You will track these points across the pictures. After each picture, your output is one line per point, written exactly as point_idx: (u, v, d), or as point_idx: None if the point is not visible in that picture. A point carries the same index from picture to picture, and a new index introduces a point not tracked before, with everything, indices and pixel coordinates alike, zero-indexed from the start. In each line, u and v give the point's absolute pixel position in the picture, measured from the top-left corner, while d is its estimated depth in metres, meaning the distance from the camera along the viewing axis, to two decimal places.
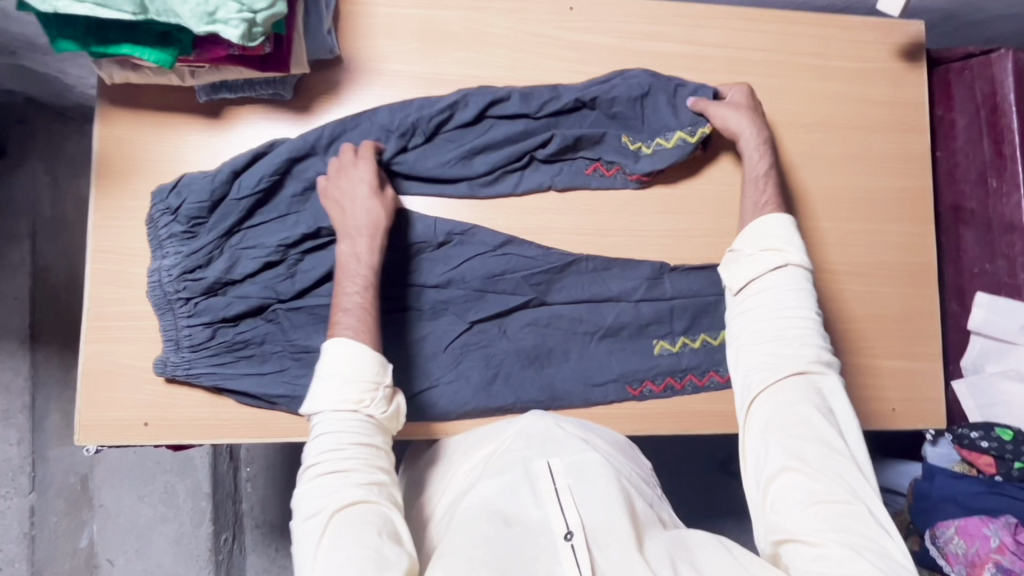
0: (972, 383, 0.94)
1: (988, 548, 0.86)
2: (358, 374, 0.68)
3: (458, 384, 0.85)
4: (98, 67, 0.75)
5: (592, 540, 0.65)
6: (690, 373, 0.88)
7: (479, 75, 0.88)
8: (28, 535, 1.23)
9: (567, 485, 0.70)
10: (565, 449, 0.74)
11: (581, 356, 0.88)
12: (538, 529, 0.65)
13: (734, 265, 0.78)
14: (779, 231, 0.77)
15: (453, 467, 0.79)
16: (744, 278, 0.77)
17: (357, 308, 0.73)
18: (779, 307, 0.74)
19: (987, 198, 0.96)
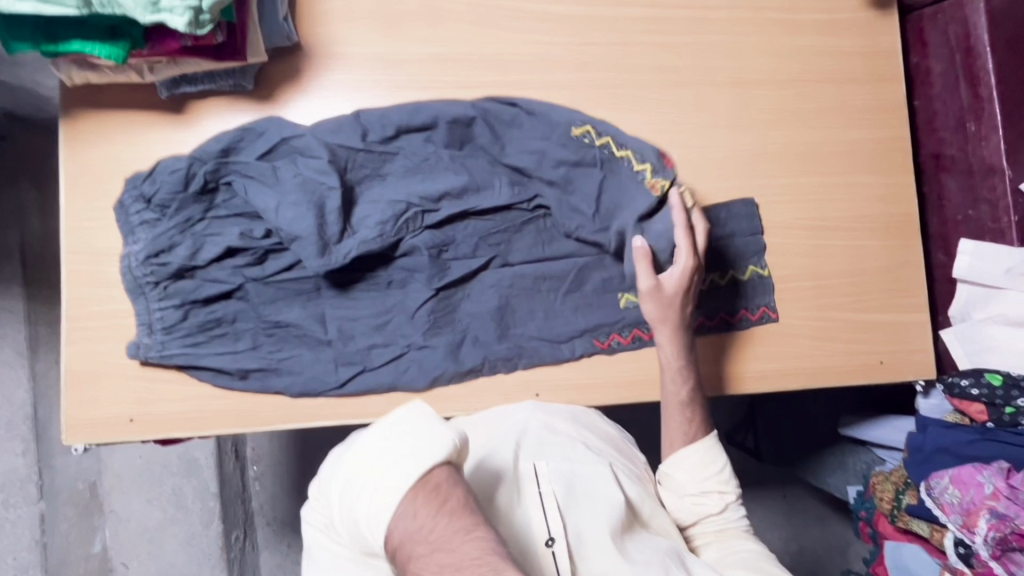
0: (960, 332, 0.94)
1: (983, 495, 0.84)
2: None
3: (428, 350, 0.84)
4: (56, 68, 0.75)
5: (574, 548, 0.65)
6: None
7: (442, 52, 0.88)
8: (38, 544, 1.29)
9: (551, 490, 0.69)
10: (551, 449, 0.74)
11: (547, 314, 0.87)
12: (519, 537, 0.65)
13: (677, 501, 0.79)
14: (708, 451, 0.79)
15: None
16: (689, 515, 0.78)
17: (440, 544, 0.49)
18: (710, 509, 0.77)
19: (966, 143, 0.94)
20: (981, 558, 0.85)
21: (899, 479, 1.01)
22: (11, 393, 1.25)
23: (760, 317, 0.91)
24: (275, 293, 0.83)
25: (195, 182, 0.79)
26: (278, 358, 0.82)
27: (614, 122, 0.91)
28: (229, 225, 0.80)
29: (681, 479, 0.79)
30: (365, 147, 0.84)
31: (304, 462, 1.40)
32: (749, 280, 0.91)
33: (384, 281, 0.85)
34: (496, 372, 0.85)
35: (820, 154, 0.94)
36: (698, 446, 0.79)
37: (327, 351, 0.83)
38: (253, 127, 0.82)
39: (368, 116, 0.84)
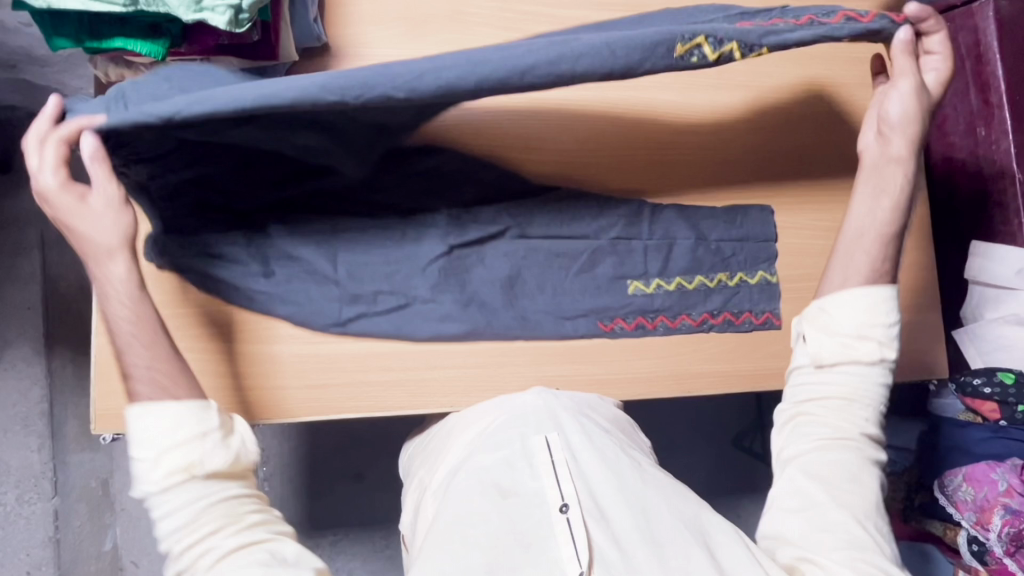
0: (971, 331, 0.95)
1: (997, 492, 0.86)
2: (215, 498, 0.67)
3: (434, 304, 0.85)
4: (93, 65, 0.78)
5: (589, 515, 0.67)
6: (662, 314, 0.88)
7: (465, 54, 0.90)
8: (53, 539, 1.30)
9: (562, 458, 0.71)
10: (565, 423, 0.76)
11: (556, 292, 0.87)
12: (532, 501, 0.68)
13: (826, 336, 0.73)
14: (882, 314, 0.73)
15: (452, 442, 0.82)
16: (832, 357, 0.73)
17: (152, 373, 0.70)
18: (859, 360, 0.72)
19: (977, 147, 0.96)
20: (994, 556, 0.87)
21: (911, 479, 1.03)
22: (27, 390, 1.27)
23: (764, 321, 0.91)
24: (288, 231, 0.82)
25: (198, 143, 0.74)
26: (282, 287, 0.82)
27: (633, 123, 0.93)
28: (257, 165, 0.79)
29: (842, 319, 0.73)
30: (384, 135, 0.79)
31: (318, 462, 1.38)
32: (756, 284, 0.91)
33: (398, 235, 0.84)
34: (497, 334, 0.86)
35: (831, 157, 0.96)
36: (878, 289, 0.74)
37: (332, 290, 0.83)
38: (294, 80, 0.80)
39: (369, 69, 0.65)
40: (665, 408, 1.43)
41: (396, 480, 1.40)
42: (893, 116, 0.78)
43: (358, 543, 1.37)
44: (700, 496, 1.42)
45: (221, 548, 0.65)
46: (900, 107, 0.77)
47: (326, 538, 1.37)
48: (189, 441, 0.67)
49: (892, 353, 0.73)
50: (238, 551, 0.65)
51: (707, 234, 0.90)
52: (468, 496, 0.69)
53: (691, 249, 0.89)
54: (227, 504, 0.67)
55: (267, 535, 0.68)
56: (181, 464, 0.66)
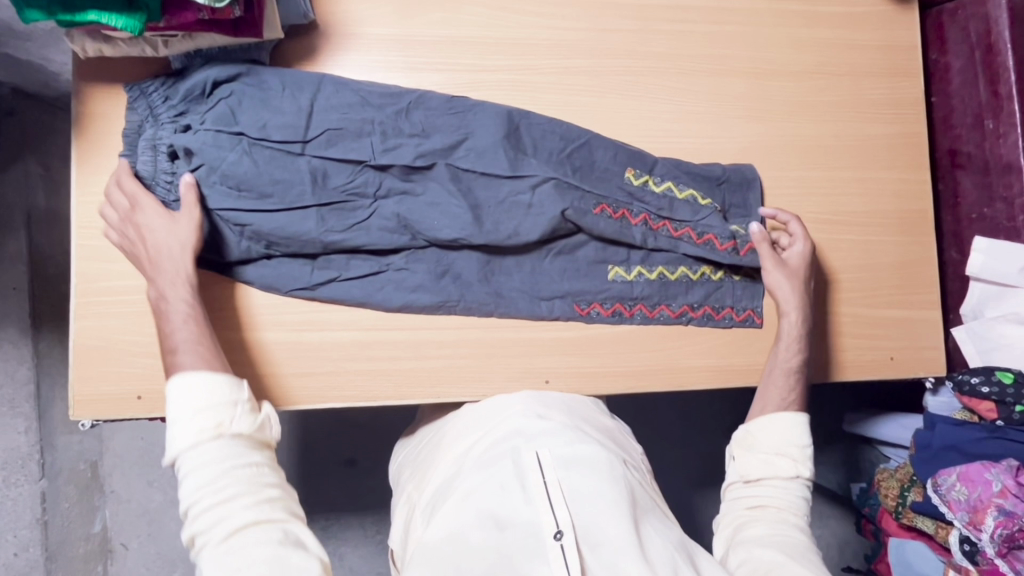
0: (971, 329, 0.93)
1: (990, 493, 0.85)
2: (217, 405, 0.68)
3: (407, 273, 0.83)
4: (70, 39, 0.75)
5: (583, 541, 0.65)
6: (640, 303, 0.86)
7: (459, 35, 0.87)
8: (40, 522, 1.29)
9: (555, 480, 0.69)
10: (554, 440, 0.75)
11: (533, 270, 0.85)
12: (527, 530, 0.65)
13: (751, 456, 0.81)
14: (797, 438, 0.81)
15: (443, 456, 0.81)
16: (757, 473, 0.80)
17: (191, 345, 0.71)
18: (782, 474, 0.80)
19: (983, 141, 0.93)
20: (986, 556, 0.86)
21: (904, 477, 1.01)
22: (14, 371, 1.25)
23: (745, 318, 0.89)
24: (260, 173, 0.77)
25: (196, 115, 0.77)
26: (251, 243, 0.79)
27: (630, 110, 0.90)
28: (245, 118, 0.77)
29: (765, 444, 0.81)
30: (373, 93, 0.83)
31: (308, 448, 1.37)
32: (740, 280, 0.89)
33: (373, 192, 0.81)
34: (468, 313, 0.84)
35: (834, 148, 0.94)
36: (790, 416, 0.82)
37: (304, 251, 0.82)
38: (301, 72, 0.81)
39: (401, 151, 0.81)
40: (660, 400, 1.42)
41: (385, 468, 1.39)
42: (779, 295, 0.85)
43: (350, 529, 1.37)
44: (693, 488, 1.41)
45: (241, 519, 0.64)
46: (784, 289, 0.85)
47: (317, 523, 1.36)
48: (223, 406, 0.69)
49: (808, 469, 0.80)
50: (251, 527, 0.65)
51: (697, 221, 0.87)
52: (463, 528, 0.67)
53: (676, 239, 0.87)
54: (246, 472, 0.67)
55: (292, 520, 0.68)
56: (211, 423, 0.67)
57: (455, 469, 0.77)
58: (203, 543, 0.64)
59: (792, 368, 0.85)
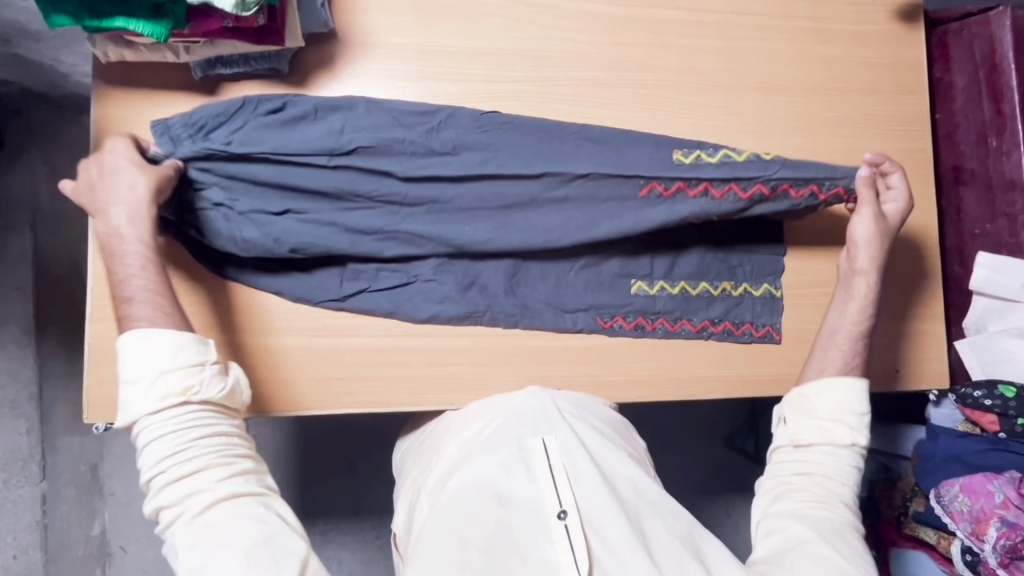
0: (974, 342, 0.95)
1: (992, 504, 0.86)
2: (173, 369, 0.65)
3: (435, 284, 0.83)
4: (92, 44, 0.75)
5: (587, 525, 0.65)
6: (662, 317, 0.88)
7: (476, 46, 0.88)
8: (40, 524, 1.27)
9: (561, 463, 0.70)
10: (559, 424, 0.75)
11: (558, 282, 0.86)
12: (529, 507, 0.67)
13: (802, 419, 0.80)
14: (854, 403, 0.79)
15: (448, 440, 0.80)
16: (807, 437, 0.79)
17: (146, 296, 0.69)
18: (835, 440, 0.78)
19: (987, 158, 0.95)
20: (987, 566, 0.87)
21: (906, 487, 1.03)
22: (17, 372, 1.24)
23: (762, 334, 0.91)
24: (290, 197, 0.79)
25: (221, 135, 0.77)
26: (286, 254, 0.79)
27: (643, 122, 0.91)
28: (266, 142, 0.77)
29: (822, 411, 0.79)
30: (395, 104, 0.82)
31: (309, 452, 1.37)
32: (760, 296, 0.90)
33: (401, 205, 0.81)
34: (495, 323, 0.85)
35: (842, 162, 0.95)
36: (851, 379, 0.81)
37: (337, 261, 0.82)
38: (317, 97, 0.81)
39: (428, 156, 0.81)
40: (662, 407, 1.43)
41: (387, 473, 1.39)
42: (860, 238, 0.84)
43: (349, 534, 1.37)
44: (693, 496, 1.42)
45: (215, 490, 0.63)
46: (865, 232, 0.83)
47: (315, 528, 1.36)
48: (188, 370, 0.66)
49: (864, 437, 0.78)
50: (226, 501, 0.63)
51: (718, 242, 0.89)
52: (466, 503, 0.67)
53: (699, 256, 0.88)
54: (218, 442, 0.66)
55: (266, 490, 0.66)
56: (178, 389, 0.65)
57: (459, 453, 0.76)
58: (171, 518, 0.62)
59: (859, 332, 0.83)
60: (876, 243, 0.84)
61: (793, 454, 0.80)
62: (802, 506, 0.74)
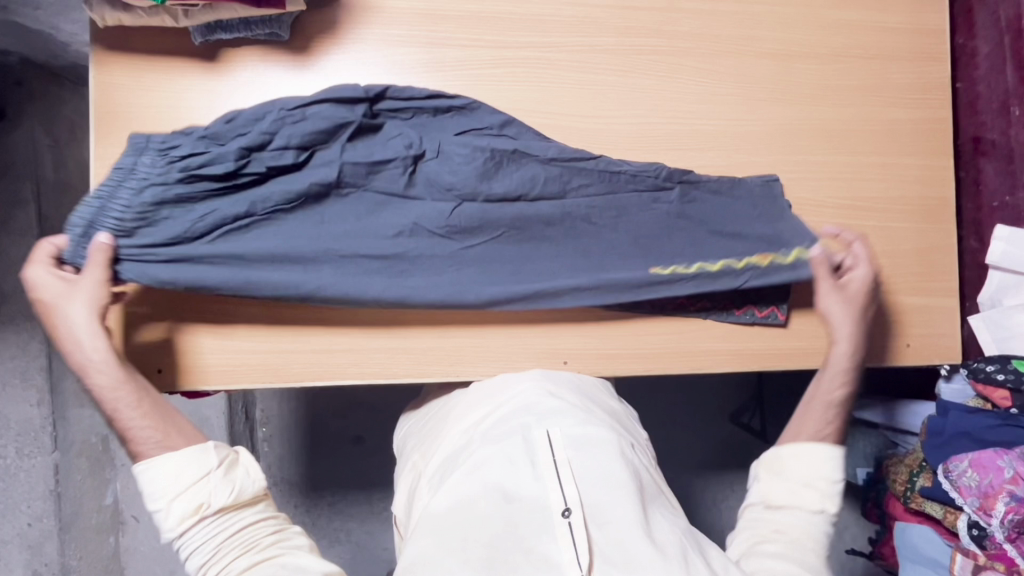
0: (988, 318, 0.93)
1: (1002, 479, 0.85)
2: (189, 480, 0.68)
3: (431, 272, 0.81)
4: (89, 8, 0.73)
5: (590, 520, 0.65)
6: (677, 297, 0.85)
7: (482, 11, 0.85)
8: (54, 493, 1.29)
9: (565, 458, 0.69)
10: (564, 417, 0.74)
11: (554, 267, 0.84)
12: (534, 505, 0.66)
13: (777, 478, 0.76)
14: (828, 472, 0.75)
15: (449, 425, 0.81)
16: (779, 497, 0.75)
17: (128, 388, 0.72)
18: (807, 506, 0.73)
19: (1009, 128, 0.92)
20: (996, 541, 0.87)
21: (913, 463, 1.03)
22: (25, 344, 1.25)
23: (766, 315, 0.88)
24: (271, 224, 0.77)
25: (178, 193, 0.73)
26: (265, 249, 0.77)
27: (653, 90, 0.89)
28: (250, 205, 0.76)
29: (794, 471, 0.76)
30: (382, 121, 0.81)
31: (317, 426, 1.38)
32: (790, 265, 0.84)
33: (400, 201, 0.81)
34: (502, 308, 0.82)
35: (858, 132, 0.93)
36: (827, 445, 0.76)
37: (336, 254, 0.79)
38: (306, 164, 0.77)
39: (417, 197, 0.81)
40: (668, 383, 1.43)
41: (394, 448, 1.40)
42: (829, 311, 0.83)
43: (356, 506, 1.38)
44: (697, 470, 1.43)
45: (238, 569, 0.66)
46: (833, 308, 0.83)
47: (323, 500, 1.38)
48: (197, 487, 0.68)
49: (835, 504, 0.74)
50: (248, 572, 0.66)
51: (731, 229, 0.86)
52: (470, 498, 0.67)
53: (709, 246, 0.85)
54: (250, 531, 0.69)
55: (283, 551, 0.68)
56: (191, 508, 0.67)
57: (463, 442, 0.76)
58: None
59: (835, 400, 0.80)
60: (850, 314, 0.83)
61: (762, 513, 0.76)
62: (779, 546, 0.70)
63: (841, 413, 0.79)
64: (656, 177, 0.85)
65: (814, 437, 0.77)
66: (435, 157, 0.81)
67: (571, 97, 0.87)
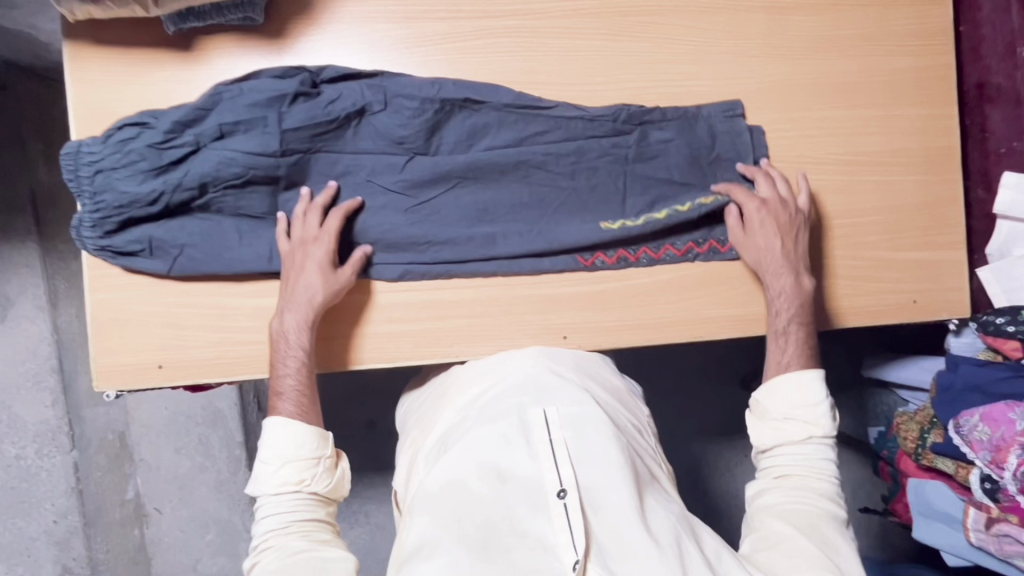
0: (997, 269, 0.91)
1: (1014, 432, 0.84)
2: (299, 455, 0.75)
3: (398, 243, 0.82)
4: (58, 4, 0.71)
5: (585, 503, 0.66)
6: (645, 246, 0.85)
7: None
8: (75, 489, 1.33)
9: (561, 438, 0.69)
10: (561, 396, 0.74)
11: (523, 233, 0.84)
12: (529, 485, 0.66)
13: (761, 424, 0.82)
14: (812, 395, 0.80)
15: (444, 402, 0.81)
16: (770, 441, 0.81)
17: (292, 393, 0.76)
18: (793, 438, 0.80)
19: (1014, 70, 0.88)
20: (1009, 494, 0.86)
21: (924, 419, 1.01)
22: (35, 347, 1.27)
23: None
24: (238, 225, 0.79)
25: (139, 204, 0.76)
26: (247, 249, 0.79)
27: (642, 53, 0.86)
28: (226, 204, 0.79)
29: (778, 412, 0.81)
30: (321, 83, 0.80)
31: (330, 413, 1.39)
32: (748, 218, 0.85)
33: (354, 168, 0.81)
34: (462, 300, 0.84)
35: (857, 84, 0.90)
36: (785, 376, 0.81)
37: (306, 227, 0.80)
38: (247, 140, 0.77)
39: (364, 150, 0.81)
40: (677, 350, 1.42)
41: None
42: (778, 295, 0.83)
43: (374, 487, 1.40)
44: (709, 436, 1.43)
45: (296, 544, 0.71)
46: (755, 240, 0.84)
47: None
48: (306, 464, 0.75)
49: (822, 429, 0.80)
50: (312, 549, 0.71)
51: (675, 187, 0.86)
52: (467, 478, 0.67)
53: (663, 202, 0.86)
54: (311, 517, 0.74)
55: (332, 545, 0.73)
56: (294, 478, 0.74)
57: (459, 418, 0.76)
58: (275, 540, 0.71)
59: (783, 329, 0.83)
60: (778, 249, 0.83)
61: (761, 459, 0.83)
62: (783, 501, 0.76)
63: (791, 341, 0.83)
64: (613, 121, 0.85)
65: (774, 369, 0.82)
66: (383, 108, 0.80)
67: (557, 66, 0.85)
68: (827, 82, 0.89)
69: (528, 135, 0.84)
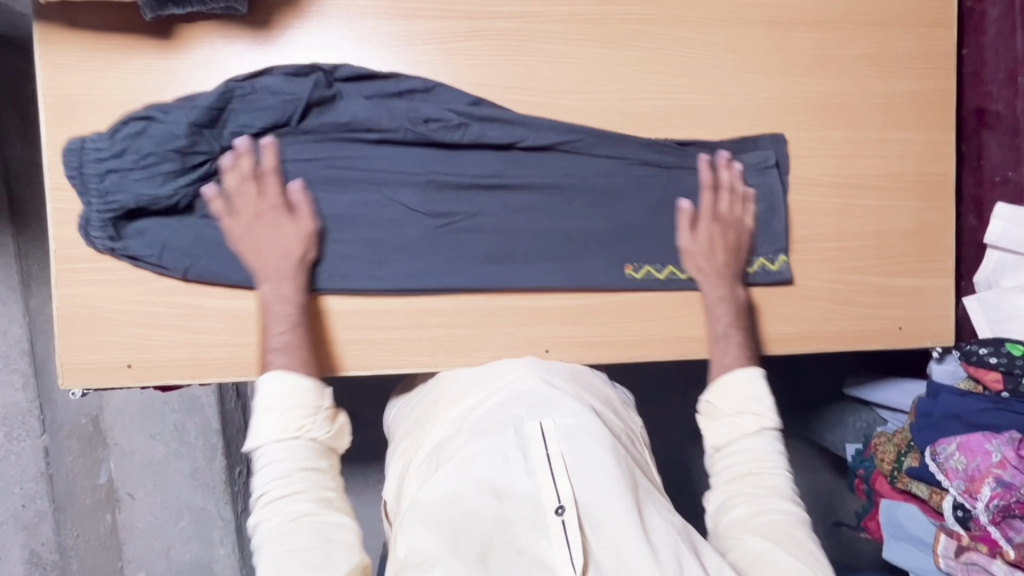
0: (984, 299, 0.91)
1: (989, 463, 0.84)
2: (299, 404, 0.68)
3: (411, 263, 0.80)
4: None
5: (583, 519, 0.63)
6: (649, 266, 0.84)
7: None
8: (45, 475, 1.24)
9: (559, 451, 0.67)
10: (556, 408, 0.72)
11: (538, 253, 0.82)
12: (528, 501, 0.64)
13: None
14: None
15: (436, 414, 0.80)
16: None
17: (290, 348, 0.72)
18: None
19: (1015, 98, 0.87)
20: (979, 523, 0.86)
21: (901, 442, 1.01)
22: (5, 328, 1.19)
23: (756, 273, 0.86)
24: None
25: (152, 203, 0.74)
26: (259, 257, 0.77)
27: (639, 63, 0.84)
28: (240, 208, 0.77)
29: None
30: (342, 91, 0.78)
31: None
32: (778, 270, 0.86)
33: (372, 185, 0.79)
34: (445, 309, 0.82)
35: (856, 106, 0.88)
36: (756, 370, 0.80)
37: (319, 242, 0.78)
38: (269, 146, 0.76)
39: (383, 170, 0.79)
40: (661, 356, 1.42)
41: None
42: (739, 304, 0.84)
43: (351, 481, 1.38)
44: (689, 444, 1.43)
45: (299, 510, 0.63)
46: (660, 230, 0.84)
47: None
48: (305, 413, 0.68)
49: None
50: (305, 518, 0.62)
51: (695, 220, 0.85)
52: (463, 492, 0.65)
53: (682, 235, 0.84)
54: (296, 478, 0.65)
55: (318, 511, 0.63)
56: (294, 425, 0.67)
57: (453, 431, 0.74)
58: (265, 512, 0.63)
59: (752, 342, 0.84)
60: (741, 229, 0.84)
61: None
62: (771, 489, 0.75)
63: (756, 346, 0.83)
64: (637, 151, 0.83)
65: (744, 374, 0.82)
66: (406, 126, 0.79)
67: (553, 72, 0.82)
68: (825, 101, 0.87)
69: (554, 160, 0.83)
